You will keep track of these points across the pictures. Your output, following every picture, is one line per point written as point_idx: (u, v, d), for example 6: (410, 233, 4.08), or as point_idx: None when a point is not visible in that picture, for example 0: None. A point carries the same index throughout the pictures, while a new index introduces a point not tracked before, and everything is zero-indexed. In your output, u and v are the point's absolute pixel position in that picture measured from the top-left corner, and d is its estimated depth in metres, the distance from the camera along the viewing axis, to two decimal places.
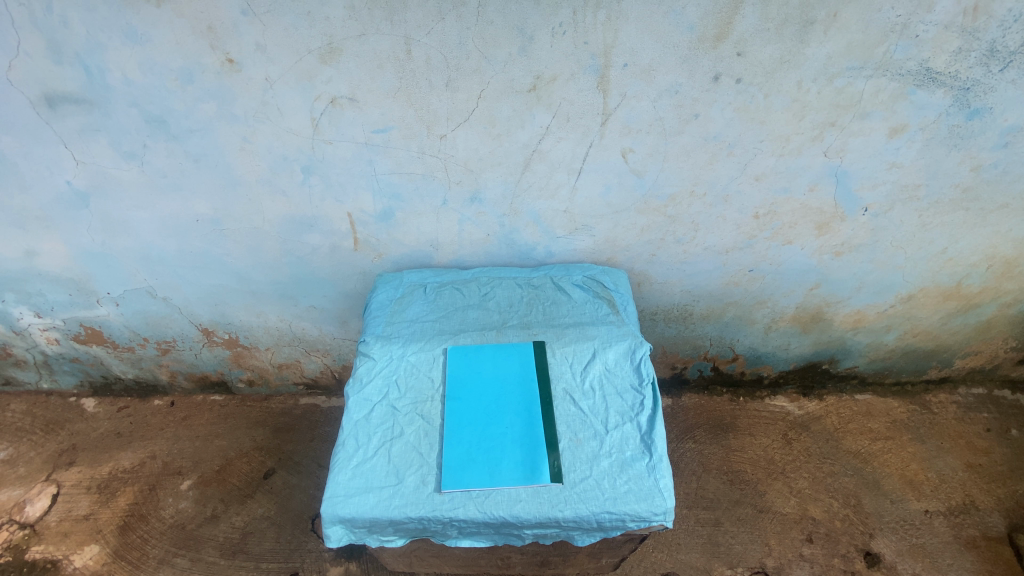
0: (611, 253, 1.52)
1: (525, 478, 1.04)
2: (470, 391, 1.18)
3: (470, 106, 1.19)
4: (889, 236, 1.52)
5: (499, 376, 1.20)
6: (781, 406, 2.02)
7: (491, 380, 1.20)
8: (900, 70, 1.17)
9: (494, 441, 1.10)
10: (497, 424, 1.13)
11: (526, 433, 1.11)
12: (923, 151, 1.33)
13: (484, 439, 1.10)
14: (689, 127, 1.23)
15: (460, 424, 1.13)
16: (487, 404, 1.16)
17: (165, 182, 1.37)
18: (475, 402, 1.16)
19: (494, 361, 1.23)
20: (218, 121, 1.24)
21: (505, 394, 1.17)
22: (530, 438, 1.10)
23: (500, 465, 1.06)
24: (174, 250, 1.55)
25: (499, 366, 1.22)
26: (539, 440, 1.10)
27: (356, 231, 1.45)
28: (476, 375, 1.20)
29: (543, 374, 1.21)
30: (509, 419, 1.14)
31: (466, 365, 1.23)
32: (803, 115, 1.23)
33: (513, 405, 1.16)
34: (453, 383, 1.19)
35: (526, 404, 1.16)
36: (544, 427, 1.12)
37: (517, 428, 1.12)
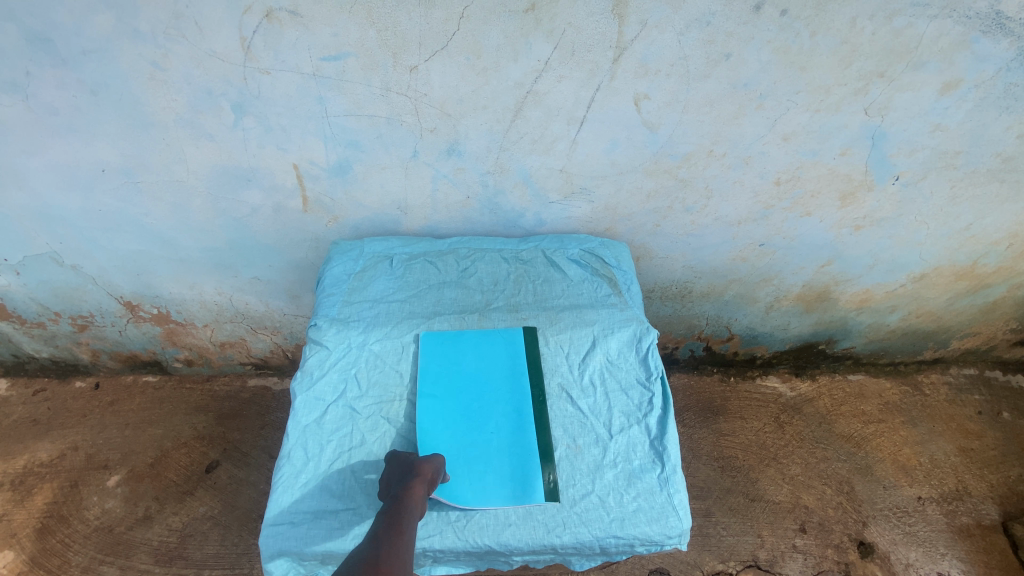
0: (610, 222, 1.32)
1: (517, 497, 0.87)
2: (448, 389, 0.98)
3: (449, 30, 0.93)
4: (915, 209, 1.37)
5: (484, 370, 1.00)
6: (773, 387, 1.92)
7: (474, 375, 1.00)
8: (968, 11, 0.98)
9: (477, 451, 0.91)
10: (482, 428, 0.94)
11: (516, 439, 0.93)
12: (973, 113, 1.15)
13: (466, 447, 0.92)
14: (716, 71, 1.02)
15: (438, 430, 0.93)
16: (470, 404, 0.96)
17: (57, 121, 1.07)
18: (455, 401, 0.97)
19: (476, 350, 1.03)
20: (117, 39, 0.94)
21: (490, 393, 0.98)
22: (522, 445, 0.92)
23: (484, 480, 0.88)
24: (78, 208, 1.25)
25: (483, 355, 1.02)
26: (533, 448, 0.92)
27: (305, 188, 1.19)
28: (457, 368, 1.00)
29: (536, 366, 1.01)
30: (498, 422, 0.95)
31: (444, 355, 1.02)
32: (851, 62, 1.03)
33: (500, 405, 0.97)
34: (428, 376, 0.99)
35: (516, 404, 0.97)
36: (538, 432, 0.94)
37: (505, 432, 0.94)
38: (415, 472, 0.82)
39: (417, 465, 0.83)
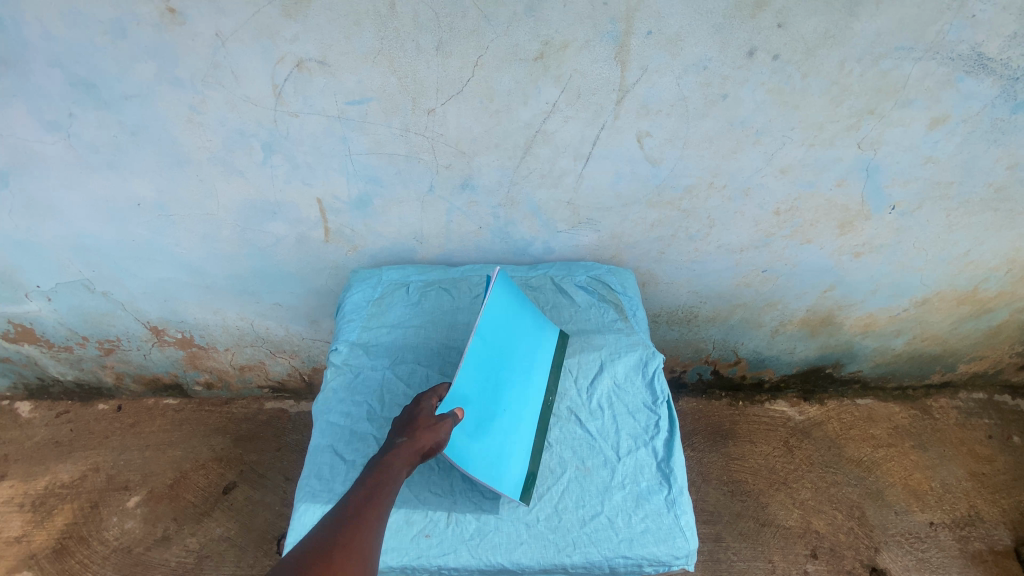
0: (617, 250, 1.38)
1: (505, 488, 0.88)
2: (497, 342, 0.96)
3: (464, 77, 1.00)
4: (913, 237, 1.41)
5: (522, 348, 1.01)
6: (782, 411, 1.93)
7: (515, 347, 1.00)
8: (951, 53, 1.04)
9: (489, 424, 0.91)
10: (501, 403, 0.94)
11: (518, 431, 0.95)
12: (962, 146, 1.21)
13: (483, 413, 0.91)
14: (714, 110, 1.08)
15: (475, 377, 0.91)
16: (502, 374, 0.96)
17: (99, 159, 1.16)
18: (495, 359, 0.95)
19: (525, 328, 1.04)
20: (159, 87, 1.02)
21: (519, 373, 0.99)
22: (520, 442, 0.94)
23: (483, 454, 0.88)
24: (113, 239, 1.33)
25: (528, 337, 1.03)
26: (525, 449, 0.95)
27: (327, 220, 1.26)
28: (508, 331, 0.99)
29: (552, 375, 1.06)
30: (513, 406, 0.96)
31: (508, 312, 1.00)
32: (842, 100, 1.09)
33: (520, 390, 0.98)
34: (492, 319, 0.95)
35: (528, 399, 0.99)
36: (532, 436, 0.97)
37: (514, 419, 0.95)
38: (409, 436, 0.81)
39: (411, 430, 0.82)
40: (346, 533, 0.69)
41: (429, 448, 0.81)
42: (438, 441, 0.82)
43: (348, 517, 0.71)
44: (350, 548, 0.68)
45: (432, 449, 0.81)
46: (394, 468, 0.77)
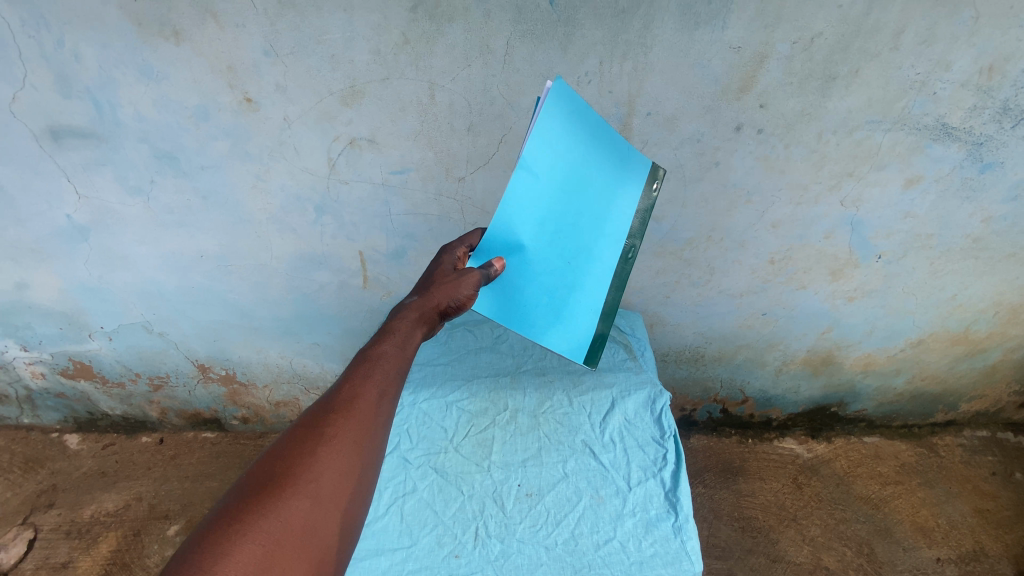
0: (625, 295, 1.51)
1: (565, 348, 0.90)
2: (554, 178, 0.81)
3: (491, 151, 1.17)
4: (901, 282, 1.52)
5: (595, 183, 0.85)
6: (790, 449, 1.99)
7: (584, 184, 0.84)
8: (917, 124, 1.18)
9: (547, 275, 0.86)
10: (566, 253, 0.87)
11: (589, 286, 0.90)
12: (937, 202, 1.34)
13: (541, 261, 0.85)
14: (708, 175, 1.23)
15: (524, 224, 0.81)
16: (565, 221, 0.85)
17: (171, 218, 1.33)
18: (554, 199, 0.82)
19: (601, 159, 0.85)
20: (231, 159, 1.20)
21: (588, 215, 0.86)
22: (590, 298, 0.91)
23: (541, 312, 0.88)
24: (175, 285, 1.49)
25: (605, 172, 0.86)
26: (595, 306, 0.91)
27: (366, 269, 1.42)
28: (572, 166, 0.82)
29: (641, 216, 0.90)
30: (583, 257, 0.88)
31: (575, 142, 0.81)
32: (822, 165, 1.23)
33: (589, 237, 0.88)
34: (545, 150, 0.77)
35: (602, 245, 0.89)
36: (605, 293, 0.91)
37: (581, 274, 0.89)
38: (423, 294, 0.81)
39: (424, 288, 0.82)
40: (337, 423, 0.65)
41: (443, 308, 0.80)
42: (456, 299, 0.80)
43: (338, 406, 0.66)
44: (343, 437, 0.64)
45: (449, 308, 0.80)
46: (405, 331, 0.77)
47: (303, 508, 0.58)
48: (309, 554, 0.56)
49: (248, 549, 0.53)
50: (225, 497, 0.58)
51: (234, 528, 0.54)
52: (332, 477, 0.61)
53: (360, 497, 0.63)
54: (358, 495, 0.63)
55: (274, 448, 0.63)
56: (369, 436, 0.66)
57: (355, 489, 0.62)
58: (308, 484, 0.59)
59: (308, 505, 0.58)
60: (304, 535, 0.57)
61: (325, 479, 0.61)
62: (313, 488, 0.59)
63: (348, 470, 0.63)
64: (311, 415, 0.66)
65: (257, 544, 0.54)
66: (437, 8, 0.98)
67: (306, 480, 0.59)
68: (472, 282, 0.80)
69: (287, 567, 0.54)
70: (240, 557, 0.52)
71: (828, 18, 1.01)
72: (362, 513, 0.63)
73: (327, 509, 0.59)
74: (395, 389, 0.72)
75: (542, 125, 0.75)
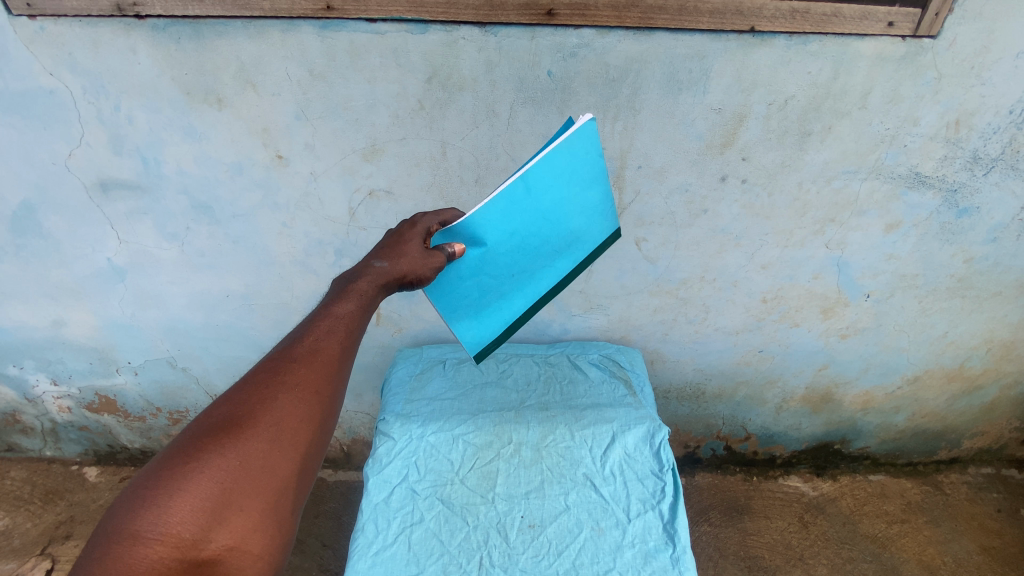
0: (625, 332, 1.58)
1: (465, 340, 1.01)
2: (542, 203, 0.88)
3: None
4: (891, 320, 1.58)
5: (571, 220, 0.94)
6: (795, 487, 1.99)
7: (562, 216, 0.93)
8: (891, 174, 1.28)
9: (486, 277, 0.94)
10: (515, 266, 0.95)
11: (514, 300, 1.01)
12: (919, 245, 1.41)
13: (490, 265, 0.92)
14: (698, 221, 1.33)
15: (496, 226, 0.86)
16: (531, 240, 0.93)
17: (203, 261, 1.44)
18: (530, 220, 0.89)
19: (587, 204, 0.94)
20: (261, 208, 1.32)
21: (551, 242, 0.95)
22: (510, 311, 1.02)
23: (462, 306, 0.96)
24: (200, 323, 1.59)
25: (584, 218, 0.96)
26: (511, 319, 1.03)
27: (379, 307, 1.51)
28: (563, 195, 0.89)
29: (584, 262, 1.03)
30: (525, 278, 0.98)
31: (573, 176, 0.87)
32: (805, 212, 1.33)
33: (541, 260, 0.97)
34: (549, 174, 0.84)
35: (542, 273, 1.00)
36: (523, 309, 1.03)
37: (516, 287, 0.99)
38: (388, 261, 0.81)
39: (391, 255, 0.82)
40: (295, 373, 0.66)
41: (405, 280, 0.82)
42: (418, 274, 0.82)
43: (298, 355, 0.68)
44: (298, 386, 0.66)
45: (412, 280, 0.82)
46: (367, 293, 0.77)
47: (258, 450, 0.60)
48: (265, 492, 0.59)
49: (206, 482, 0.56)
50: (183, 432, 0.61)
51: (191, 462, 0.57)
52: (289, 423, 0.63)
53: (316, 444, 0.64)
54: (318, 441, 0.65)
55: (235, 390, 0.65)
56: (328, 388, 0.67)
57: (313, 436, 0.64)
58: (265, 430, 0.61)
59: (264, 448, 0.60)
60: (260, 476, 0.59)
61: (282, 427, 0.62)
62: (270, 434, 0.61)
63: (305, 418, 0.64)
64: (272, 363, 0.67)
65: (217, 476, 0.57)
66: (449, 79, 1.11)
67: (263, 426, 0.61)
68: (437, 262, 0.83)
69: (244, 494, 0.58)
70: (199, 488, 0.56)
71: (798, 83, 1.13)
72: (320, 457, 0.65)
73: (284, 453, 0.61)
74: (355, 345, 0.73)
75: (561, 152, 0.81)
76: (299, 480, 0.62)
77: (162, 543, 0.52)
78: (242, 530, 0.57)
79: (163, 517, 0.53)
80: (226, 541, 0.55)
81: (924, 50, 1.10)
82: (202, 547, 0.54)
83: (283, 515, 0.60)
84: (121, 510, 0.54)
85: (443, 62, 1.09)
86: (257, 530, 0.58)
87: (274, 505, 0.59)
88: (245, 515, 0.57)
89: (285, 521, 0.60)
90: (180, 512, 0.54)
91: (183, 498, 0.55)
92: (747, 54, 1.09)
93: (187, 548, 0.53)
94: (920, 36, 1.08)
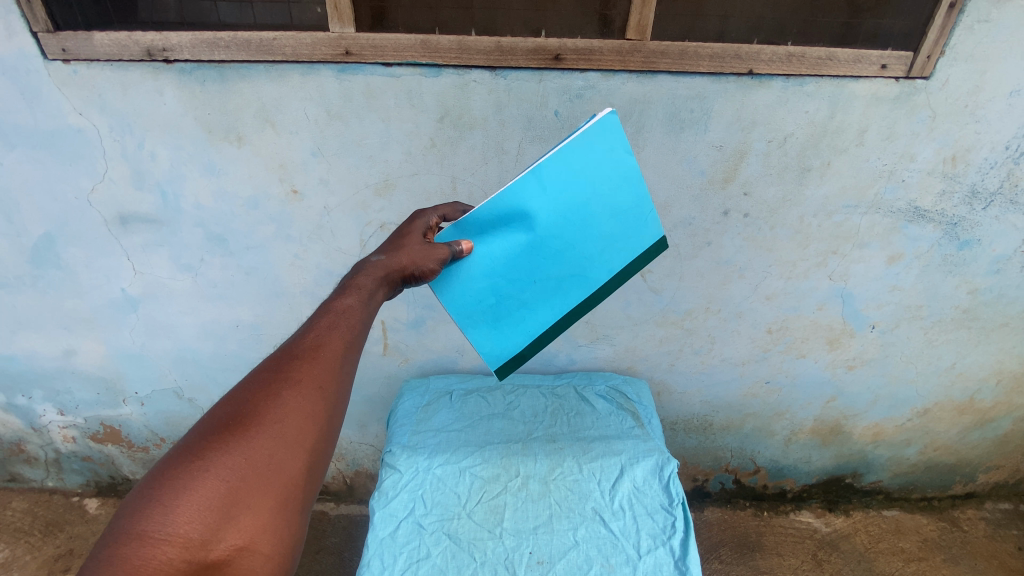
0: (631, 362, 1.58)
1: (483, 351, 0.95)
2: (559, 200, 0.86)
3: None
4: (898, 351, 1.58)
5: (598, 222, 0.90)
6: (807, 523, 1.95)
7: (586, 217, 0.89)
8: (891, 208, 1.30)
9: (504, 281, 0.91)
10: (537, 270, 0.91)
11: (539, 311, 0.95)
12: (922, 276, 1.43)
13: (505, 266, 0.89)
14: (702, 253, 1.36)
15: (510, 222, 0.86)
16: (551, 241, 0.89)
17: (215, 291, 1.46)
18: (549, 217, 0.87)
19: (617, 206, 0.89)
20: (274, 240, 1.36)
21: (576, 246, 0.91)
22: (536, 324, 0.95)
23: (478, 311, 0.92)
24: (209, 352, 1.60)
25: (615, 221, 0.90)
26: (536, 333, 0.96)
27: (387, 337, 1.53)
28: (585, 195, 0.87)
29: (622, 276, 0.95)
30: (551, 287, 0.93)
31: (595, 173, 0.85)
32: (807, 244, 1.35)
33: (566, 266, 0.92)
34: (565, 168, 0.83)
35: (571, 283, 0.93)
36: (552, 324, 0.96)
37: (540, 296, 0.93)
38: (389, 256, 0.81)
39: (393, 251, 0.82)
40: (301, 366, 0.63)
41: (407, 274, 0.81)
42: (420, 269, 0.82)
43: (302, 351, 0.65)
44: (305, 380, 0.62)
45: (413, 274, 0.81)
46: (369, 289, 0.76)
47: (266, 445, 0.56)
48: (276, 489, 0.55)
49: (214, 479, 0.52)
50: (188, 433, 0.57)
51: (196, 461, 0.53)
52: (297, 417, 0.59)
53: (327, 437, 0.61)
54: (328, 435, 0.61)
55: (238, 389, 0.62)
56: (337, 380, 0.64)
57: (323, 430, 0.61)
58: (272, 424, 0.57)
59: (272, 443, 0.56)
60: (269, 472, 0.55)
61: (290, 420, 0.58)
62: (278, 428, 0.57)
63: (314, 410, 0.61)
64: (276, 360, 0.64)
65: (224, 473, 0.53)
66: (460, 118, 1.16)
67: (270, 420, 0.58)
68: (441, 258, 0.83)
69: (252, 491, 0.53)
70: (205, 485, 0.52)
71: (797, 121, 1.17)
72: (331, 452, 0.61)
73: (293, 448, 0.57)
74: (361, 338, 0.70)
75: (576, 144, 0.81)
76: (310, 477, 0.58)
77: (170, 543, 0.48)
78: (253, 529, 0.52)
79: (170, 515, 0.49)
80: (236, 541, 0.51)
81: (917, 90, 1.14)
82: (211, 548, 0.50)
83: (294, 514, 0.56)
84: (123, 513, 0.49)
85: (455, 103, 1.14)
86: (268, 529, 0.53)
87: (285, 503, 0.55)
88: (255, 513, 0.53)
89: (296, 521, 0.56)
90: (188, 510, 0.50)
91: (190, 496, 0.50)
92: (746, 95, 1.13)
93: (196, 548, 0.49)
94: (912, 78, 1.13)
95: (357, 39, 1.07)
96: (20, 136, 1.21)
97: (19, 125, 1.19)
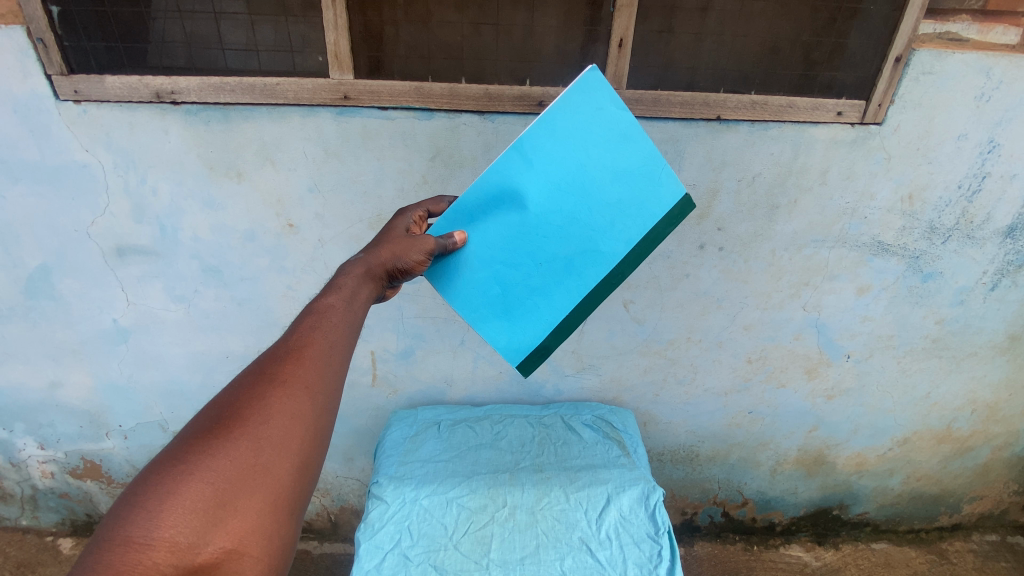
0: (616, 392, 1.61)
1: (500, 345, 0.98)
2: (550, 174, 0.87)
3: None
4: (874, 380, 1.63)
5: (601, 190, 0.89)
6: (798, 557, 1.94)
7: (586, 187, 0.88)
8: (856, 242, 1.39)
9: (506, 268, 0.93)
10: (542, 248, 0.92)
11: (553, 296, 0.94)
12: (890, 307, 1.50)
13: (505, 252, 0.92)
14: (680, 284, 1.42)
15: (502, 203, 0.89)
16: (550, 218, 0.90)
17: (206, 321, 1.49)
18: (544, 191, 0.88)
19: (620, 169, 0.87)
20: (269, 272, 1.40)
21: (579, 219, 0.90)
22: (551, 308, 0.95)
23: (487, 304, 0.95)
24: (197, 384, 1.60)
25: (619, 185, 0.88)
26: (552, 318, 0.95)
27: (375, 368, 1.55)
28: (579, 162, 0.87)
29: (641, 245, 0.91)
30: (562, 264, 0.92)
31: (586, 137, 0.85)
32: (780, 277, 1.42)
33: (573, 243, 0.91)
34: (551, 139, 0.85)
35: (583, 258, 0.92)
36: (568, 308, 0.95)
37: (550, 280, 0.93)
38: (372, 253, 0.84)
39: (379, 248, 0.85)
40: (286, 369, 0.66)
41: (393, 267, 0.84)
42: (405, 262, 0.85)
43: (286, 355, 0.67)
44: (288, 382, 0.64)
45: (397, 269, 0.85)
46: (352, 287, 0.79)
47: (250, 448, 0.58)
48: (265, 490, 0.57)
49: (198, 483, 0.54)
50: (174, 440, 0.59)
51: (180, 466, 0.55)
52: (281, 419, 0.61)
53: (313, 437, 0.63)
54: (316, 435, 0.63)
55: (223, 395, 0.64)
56: (321, 380, 0.67)
57: (309, 429, 0.63)
58: (256, 427, 0.59)
59: (256, 445, 0.58)
60: (256, 473, 0.57)
61: (276, 422, 0.61)
62: (261, 431, 0.59)
63: (300, 412, 0.63)
64: (260, 364, 0.67)
65: (209, 476, 0.55)
66: (450, 157, 1.23)
67: (254, 424, 0.60)
68: (426, 248, 0.86)
69: (238, 494, 0.55)
70: (191, 490, 0.53)
71: (763, 162, 1.26)
72: (321, 453, 0.64)
73: (278, 449, 0.59)
74: (347, 337, 0.72)
75: (558, 112, 0.83)
76: (298, 478, 0.60)
77: (156, 548, 0.50)
78: (241, 530, 0.54)
79: (156, 521, 0.51)
80: (225, 543, 0.53)
81: (872, 134, 1.24)
82: (198, 551, 0.51)
83: (284, 514, 0.58)
84: (108, 520, 0.51)
85: (446, 143, 1.22)
86: (256, 531, 0.55)
87: (273, 505, 0.58)
88: (243, 515, 0.55)
89: (285, 522, 0.58)
90: (173, 515, 0.51)
91: (175, 501, 0.52)
92: (715, 138, 1.22)
93: (184, 551, 0.50)
94: (867, 123, 1.23)
95: (355, 85, 1.15)
96: (27, 171, 1.26)
97: (26, 160, 1.24)
